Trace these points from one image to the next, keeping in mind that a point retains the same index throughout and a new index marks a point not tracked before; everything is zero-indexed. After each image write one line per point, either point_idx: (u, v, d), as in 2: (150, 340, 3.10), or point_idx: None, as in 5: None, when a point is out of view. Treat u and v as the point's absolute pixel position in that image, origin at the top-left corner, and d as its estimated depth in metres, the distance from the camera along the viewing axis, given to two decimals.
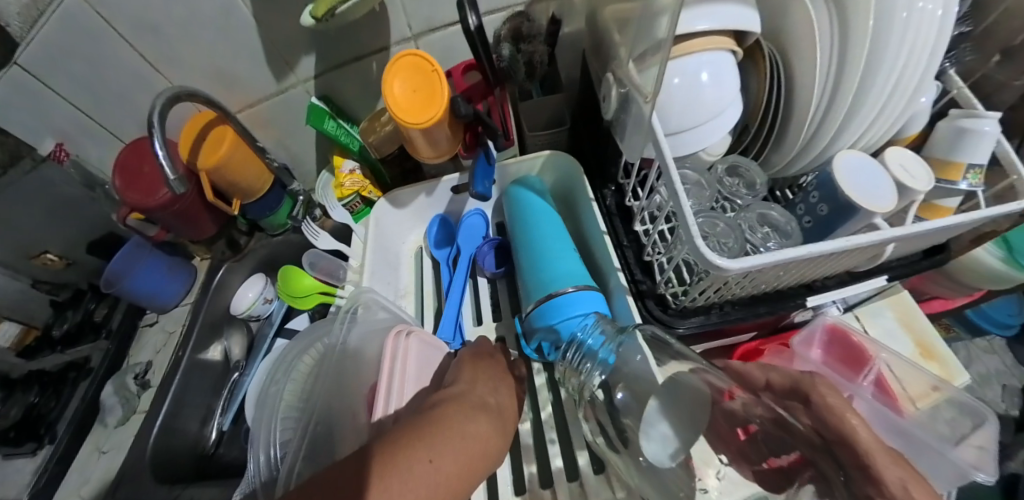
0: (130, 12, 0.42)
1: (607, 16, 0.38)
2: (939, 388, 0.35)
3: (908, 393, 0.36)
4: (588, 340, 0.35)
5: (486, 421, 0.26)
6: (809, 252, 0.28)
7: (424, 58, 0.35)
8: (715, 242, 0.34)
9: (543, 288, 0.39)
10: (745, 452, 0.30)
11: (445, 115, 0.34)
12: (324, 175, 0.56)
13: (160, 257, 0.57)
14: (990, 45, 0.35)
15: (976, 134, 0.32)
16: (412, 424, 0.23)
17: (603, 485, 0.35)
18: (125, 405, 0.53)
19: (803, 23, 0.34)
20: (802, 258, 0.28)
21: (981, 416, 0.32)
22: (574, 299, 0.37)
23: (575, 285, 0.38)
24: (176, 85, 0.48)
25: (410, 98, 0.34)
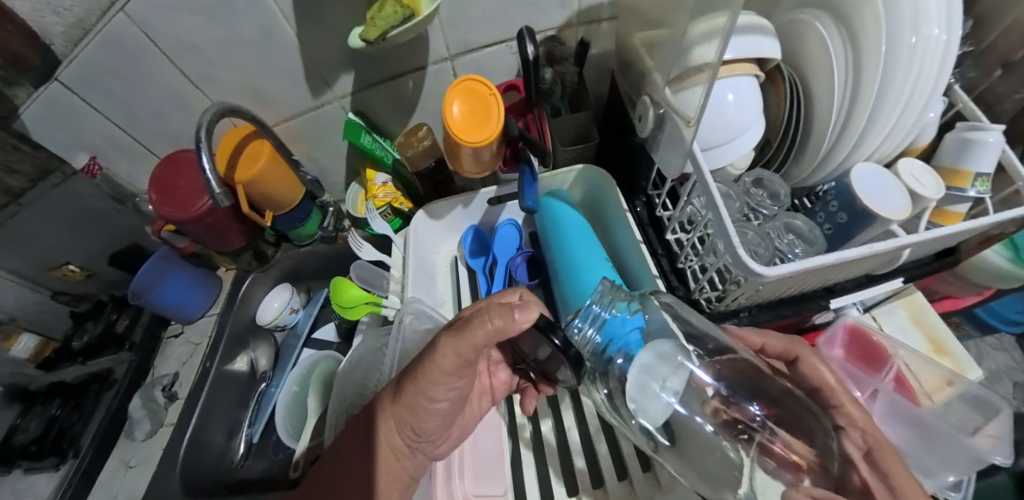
0: (175, 33, 0.43)
1: (637, 42, 0.41)
2: (953, 382, 0.37)
3: (923, 388, 0.38)
4: (604, 314, 0.35)
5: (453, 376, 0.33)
6: (838, 259, 0.30)
7: (480, 82, 0.38)
8: (747, 249, 0.36)
9: (581, 298, 0.41)
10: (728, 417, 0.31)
11: (497, 136, 0.37)
12: (354, 187, 0.58)
13: (187, 270, 0.57)
14: (989, 59, 0.40)
15: (981, 144, 0.35)
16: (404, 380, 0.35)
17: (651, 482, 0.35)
18: (153, 417, 0.52)
19: (822, 51, 0.39)
20: (833, 263, 0.30)
21: (993, 408, 0.35)
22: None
23: None
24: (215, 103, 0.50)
25: (467, 117, 0.37)
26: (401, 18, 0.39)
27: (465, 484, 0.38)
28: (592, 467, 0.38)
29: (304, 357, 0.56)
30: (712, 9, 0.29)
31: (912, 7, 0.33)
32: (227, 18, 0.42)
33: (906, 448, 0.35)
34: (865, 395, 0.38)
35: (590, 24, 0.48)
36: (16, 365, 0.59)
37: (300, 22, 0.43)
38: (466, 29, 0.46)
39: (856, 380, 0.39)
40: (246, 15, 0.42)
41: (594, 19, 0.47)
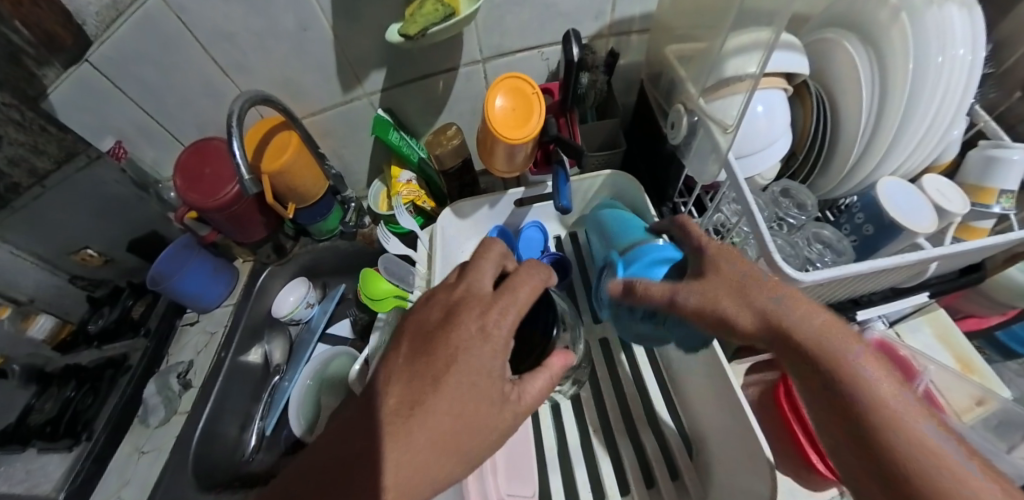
0: (215, 22, 0.44)
1: (670, 54, 0.42)
2: (983, 402, 0.38)
3: (953, 408, 0.39)
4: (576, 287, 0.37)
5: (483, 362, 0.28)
6: (871, 267, 0.30)
7: (523, 80, 0.39)
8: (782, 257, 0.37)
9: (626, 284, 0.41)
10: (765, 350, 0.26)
11: (536, 135, 0.37)
12: (376, 184, 0.58)
13: (206, 260, 0.58)
14: (1009, 82, 0.40)
15: (1005, 162, 0.36)
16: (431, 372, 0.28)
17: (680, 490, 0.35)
18: (167, 405, 0.52)
19: (849, 68, 0.39)
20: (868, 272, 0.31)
21: None
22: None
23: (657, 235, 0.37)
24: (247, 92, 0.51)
25: (509, 113, 0.37)
26: (441, 15, 0.40)
27: (499, 482, 0.35)
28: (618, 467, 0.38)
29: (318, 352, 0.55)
30: (753, 18, 0.30)
31: (937, 27, 0.34)
32: (266, 10, 0.43)
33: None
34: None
35: (620, 35, 0.49)
36: (32, 347, 0.59)
37: (338, 17, 0.44)
38: (501, 33, 0.47)
39: None
40: (284, 6, 0.43)
41: (626, 30, 0.48)
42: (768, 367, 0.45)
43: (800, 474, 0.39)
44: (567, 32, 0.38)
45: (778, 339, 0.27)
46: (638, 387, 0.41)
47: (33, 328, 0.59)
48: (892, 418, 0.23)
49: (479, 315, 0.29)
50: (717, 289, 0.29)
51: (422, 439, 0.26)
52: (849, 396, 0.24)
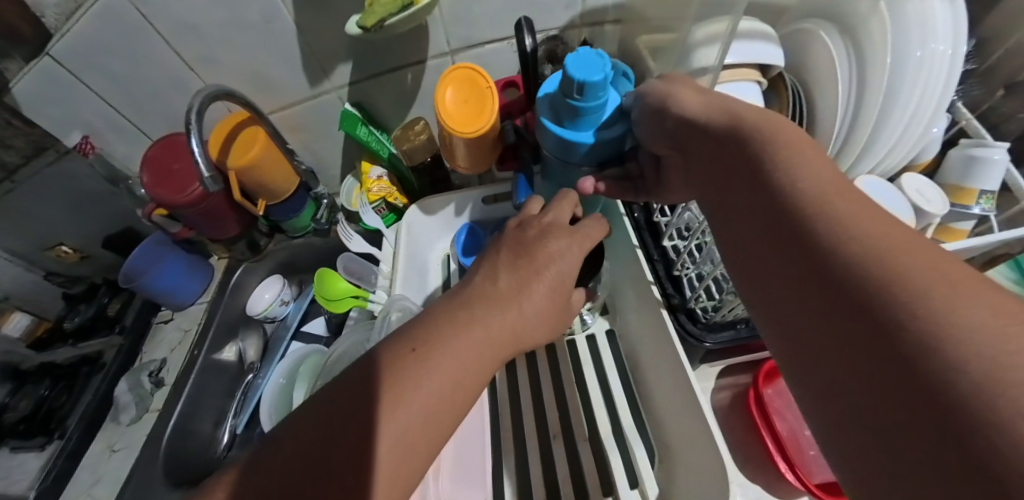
0: (175, 13, 0.43)
1: (642, 46, 0.40)
2: None
3: None
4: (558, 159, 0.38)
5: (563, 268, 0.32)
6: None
7: (477, 71, 0.36)
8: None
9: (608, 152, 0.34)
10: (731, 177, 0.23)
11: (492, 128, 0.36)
12: (348, 180, 0.57)
13: (179, 257, 0.57)
14: (994, 79, 0.39)
15: (986, 161, 0.35)
16: (523, 260, 0.31)
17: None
18: (139, 403, 0.51)
19: (826, 63, 0.38)
20: None
21: None
22: (597, 97, 0.31)
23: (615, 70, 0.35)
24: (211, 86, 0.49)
25: (462, 107, 0.35)
26: (398, 6, 0.38)
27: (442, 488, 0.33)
28: (579, 473, 0.37)
29: (292, 349, 0.55)
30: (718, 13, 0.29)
31: (919, 21, 0.33)
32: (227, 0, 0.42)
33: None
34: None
35: (594, 26, 0.46)
36: (7, 344, 0.59)
37: (300, 8, 0.43)
38: (469, 23, 0.45)
39: None
40: None
41: (599, 21, 0.46)
42: (742, 369, 0.43)
43: (769, 481, 0.38)
44: (518, 21, 0.36)
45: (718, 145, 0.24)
46: (603, 390, 0.40)
47: (8, 326, 0.58)
48: (796, 182, 0.19)
49: (564, 240, 0.33)
50: (664, 87, 0.29)
51: (504, 324, 0.27)
52: (767, 171, 0.21)
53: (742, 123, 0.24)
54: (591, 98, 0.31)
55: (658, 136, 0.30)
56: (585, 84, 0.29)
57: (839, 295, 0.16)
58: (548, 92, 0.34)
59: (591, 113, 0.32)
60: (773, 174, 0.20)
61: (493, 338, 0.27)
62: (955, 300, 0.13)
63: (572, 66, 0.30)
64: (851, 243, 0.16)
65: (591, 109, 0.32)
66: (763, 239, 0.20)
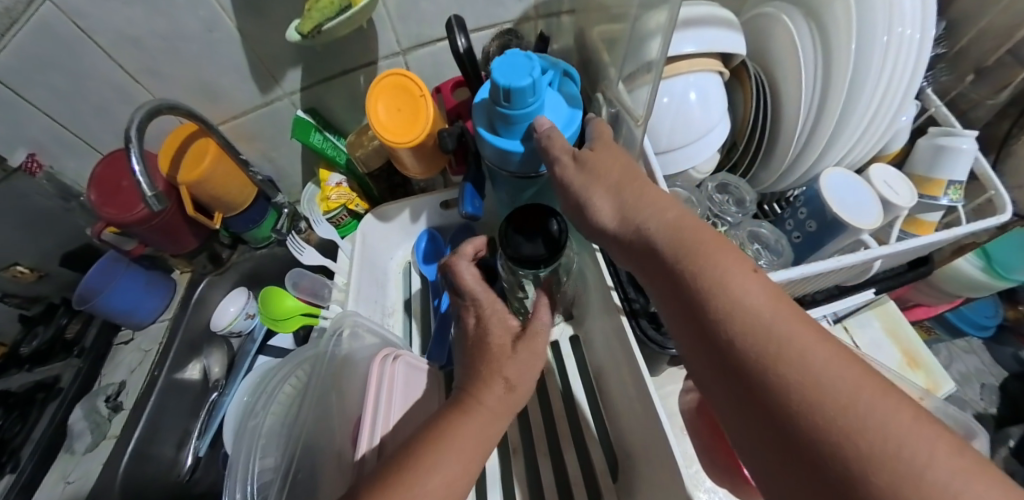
0: (112, 25, 0.40)
1: (595, 37, 0.37)
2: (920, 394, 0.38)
3: None
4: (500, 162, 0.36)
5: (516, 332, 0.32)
6: (801, 275, 0.30)
7: (411, 78, 0.35)
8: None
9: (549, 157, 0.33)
10: (665, 286, 0.24)
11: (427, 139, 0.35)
12: (309, 188, 0.54)
13: (136, 274, 0.55)
14: (962, 65, 0.38)
15: (954, 151, 0.34)
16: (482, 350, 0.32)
17: None
18: (95, 430, 0.51)
19: (789, 49, 0.36)
20: (794, 277, 0.30)
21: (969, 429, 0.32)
22: (526, 104, 0.29)
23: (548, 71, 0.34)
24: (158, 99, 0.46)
25: (395, 117, 0.34)
26: (337, 9, 0.36)
27: None
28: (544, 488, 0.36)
29: (258, 364, 0.53)
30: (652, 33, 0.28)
31: (885, 2, 0.30)
32: (166, 9, 0.39)
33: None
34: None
35: (549, 17, 0.45)
36: None
37: (241, 14, 0.41)
38: (418, 21, 0.42)
39: None
40: (178, 5, 0.39)
41: (553, 11, 0.44)
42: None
43: None
44: (449, 21, 0.35)
45: (643, 246, 0.25)
46: (567, 400, 0.39)
47: None
48: (728, 294, 0.20)
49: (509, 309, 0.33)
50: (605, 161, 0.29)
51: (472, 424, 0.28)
52: (697, 275, 0.22)
53: (672, 221, 0.24)
54: (520, 105, 0.29)
55: (594, 229, 0.29)
56: (512, 92, 0.28)
57: (786, 434, 0.17)
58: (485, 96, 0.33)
59: (525, 118, 0.31)
60: (705, 279, 0.21)
61: (471, 436, 0.27)
62: (904, 453, 0.15)
63: (499, 72, 0.28)
64: (793, 373, 0.18)
65: (524, 115, 0.30)
66: (710, 364, 0.21)
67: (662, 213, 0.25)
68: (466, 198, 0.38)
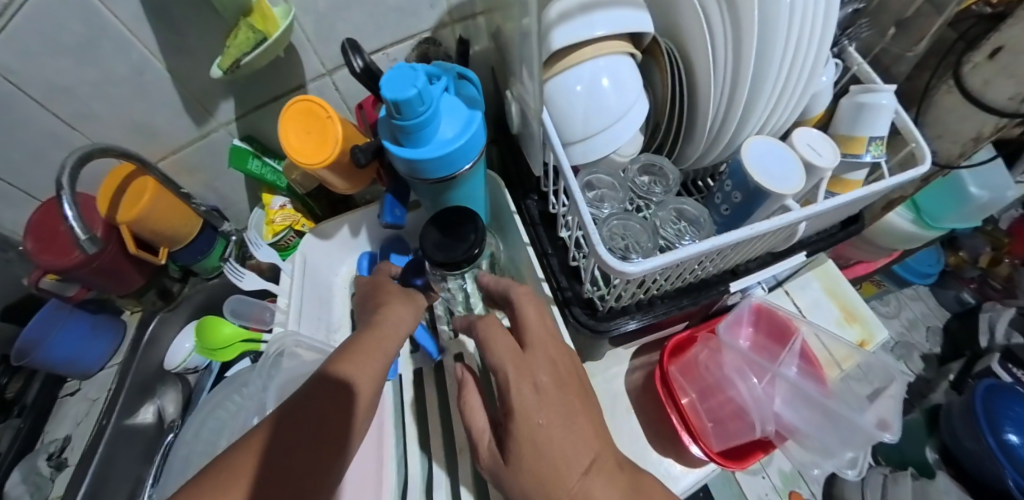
0: (40, 76, 0.38)
1: (508, 35, 0.38)
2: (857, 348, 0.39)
3: (834, 357, 0.40)
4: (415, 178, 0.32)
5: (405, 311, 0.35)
6: (723, 241, 0.29)
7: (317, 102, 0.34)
8: (617, 240, 0.35)
9: (458, 162, 0.29)
10: None
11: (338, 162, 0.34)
12: (257, 211, 0.53)
13: (81, 319, 0.53)
14: (883, 17, 0.38)
15: (876, 107, 0.35)
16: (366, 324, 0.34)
17: None
18: (34, 493, 0.47)
19: (693, 18, 0.35)
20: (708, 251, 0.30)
21: (887, 373, 0.37)
22: (420, 113, 0.26)
23: (444, 74, 0.30)
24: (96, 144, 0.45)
25: (305, 137, 0.33)
26: (254, 44, 0.35)
27: None
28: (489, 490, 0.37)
29: None
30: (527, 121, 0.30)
31: None
32: (96, 55, 0.38)
33: (806, 430, 0.35)
34: (764, 381, 0.37)
35: (465, 21, 0.45)
36: None
37: (167, 53, 0.40)
38: (337, 40, 0.43)
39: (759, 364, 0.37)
40: (108, 52, 0.38)
41: (469, 15, 0.45)
42: (653, 348, 0.42)
43: (679, 451, 0.37)
44: (345, 41, 0.33)
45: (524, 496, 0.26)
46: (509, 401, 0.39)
47: None
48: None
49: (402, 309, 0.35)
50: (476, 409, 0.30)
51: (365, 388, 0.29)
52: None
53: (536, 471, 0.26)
54: (412, 116, 0.26)
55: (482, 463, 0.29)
56: (398, 103, 0.24)
57: None
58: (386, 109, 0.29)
59: (424, 128, 0.27)
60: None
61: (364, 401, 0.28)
62: None
63: (384, 83, 0.25)
64: None
65: (422, 126, 0.27)
66: None
67: (532, 469, 0.26)
68: (385, 209, 0.38)
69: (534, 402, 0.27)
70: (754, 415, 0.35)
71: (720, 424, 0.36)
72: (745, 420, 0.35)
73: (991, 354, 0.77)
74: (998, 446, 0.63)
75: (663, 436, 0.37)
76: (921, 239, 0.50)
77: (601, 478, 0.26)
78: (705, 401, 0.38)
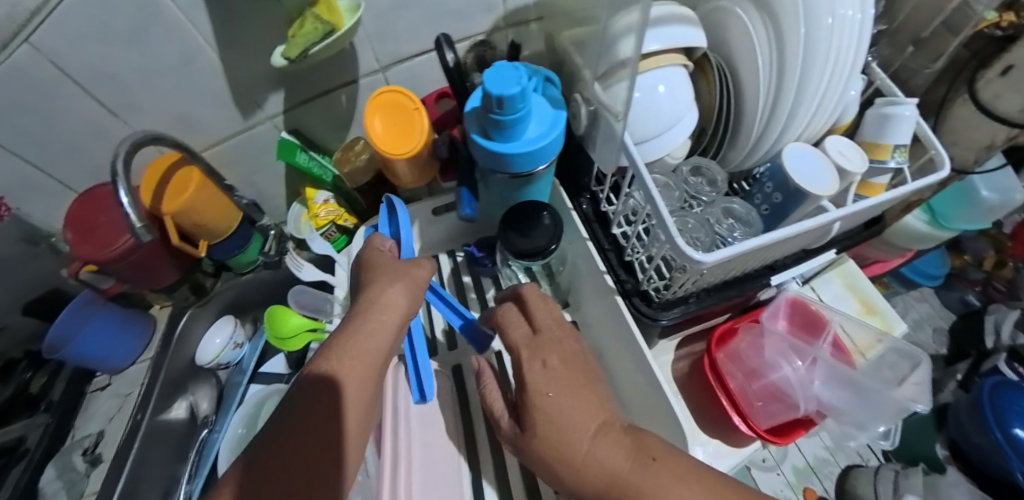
0: (89, 62, 0.37)
1: (565, 40, 0.40)
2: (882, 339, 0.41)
3: (857, 347, 0.42)
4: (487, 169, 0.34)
5: (402, 283, 0.32)
6: (775, 237, 0.31)
7: (403, 93, 0.36)
8: None
9: (538, 159, 0.31)
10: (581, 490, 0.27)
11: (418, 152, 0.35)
12: (297, 207, 0.54)
13: (112, 314, 0.52)
14: (901, 37, 0.42)
15: (898, 118, 0.38)
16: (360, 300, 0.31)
17: None
18: (71, 490, 0.47)
19: (744, 41, 0.39)
20: (763, 244, 0.31)
21: (914, 358, 0.39)
22: (518, 110, 0.27)
23: (531, 76, 0.32)
24: (143, 131, 0.44)
25: (390, 130, 0.35)
26: (321, 33, 0.36)
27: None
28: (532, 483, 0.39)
29: (250, 395, 0.52)
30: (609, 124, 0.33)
31: None
32: (144, 42, 0.37)
33: (842, 408, 0.36)
34: (807, 363, 0.38)
35: (518, 26, 0.48)
36: None
37: (223, 45, 0.40)
38: (393, 40, 0.44)
39: (798, 348, 0.39)
40: (161, 39, 0.38)
41: (523, 20, 0.47)
42: (697, 339, 0.44)
43: (726, 434, 0.38)
44: (436, 38, 0.36)
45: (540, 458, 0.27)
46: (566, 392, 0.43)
47: None
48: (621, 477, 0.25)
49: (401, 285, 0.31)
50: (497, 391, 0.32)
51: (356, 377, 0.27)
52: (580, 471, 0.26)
53: (558, 439, 0.26)
54: (511, 113, 0.27)
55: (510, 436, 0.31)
56: (503, 99, 0.26)
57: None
58: (474, 105, 0.31)
59: (516, 125, 0.29)
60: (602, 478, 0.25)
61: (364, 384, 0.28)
62: None
63: (488, 81, 0.26)
64: None
65: (514, 123, 0.28)
66: None
67: (551, 432, 0.26)
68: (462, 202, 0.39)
69: (544, 376, 0.29)
70: (798, 395, 0.36)
71: (766, 404, 0.37)
72: (787, 402, 0.37)
73: (996, 354, 0.70)
74: (1004, 440, 0.56)
75: (709, 420, 0.39)
76: (936, 239, 0.54)
77: (609, 442, 0.26)
78: (755, 382, 0.38)
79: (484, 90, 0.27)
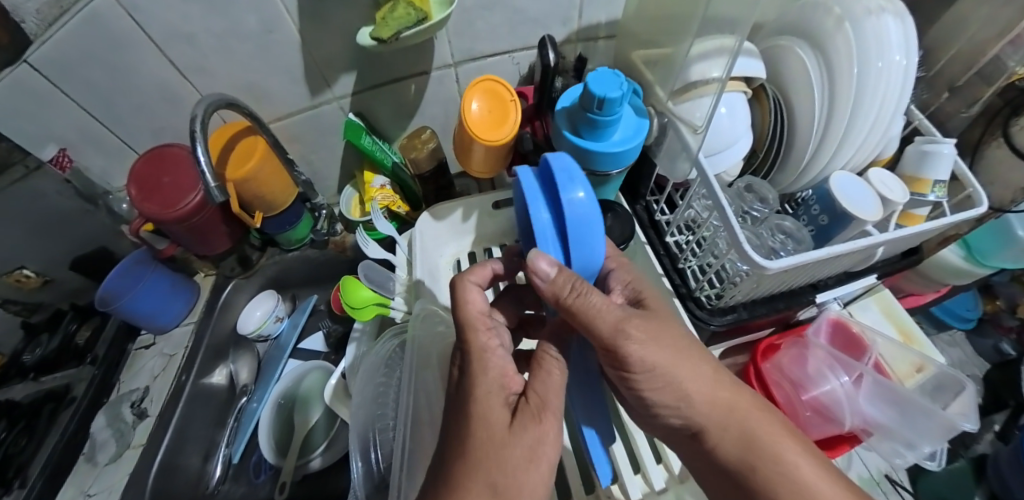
0: (166, 21, 0.38)
1: (634, 56, 0.43)
2: (922, 367, 0.44)
3: (897, 374, 0.45)
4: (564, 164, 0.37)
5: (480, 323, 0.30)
6: (830, 252, 0.34)
7: (500, 83, 0.39)
8: None
9: (618, 161, 0.33)
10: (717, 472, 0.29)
11: (503, 142, 0.37)
12: (348, 188, 0.57)
13: (162, 276, 0.54)
14: (939, 84, 0.46)
15: (937, 155, 0.41)
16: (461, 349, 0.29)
17: (640, 481, 0.41)
18: (119, 439, 0.52)
19: (801, 73, 0.42)
20: (820, 257, 0.34)
21: (959, 384, 0.42)
22: (614, 111, 0.30)
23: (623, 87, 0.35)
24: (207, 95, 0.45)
25: (485, 115, 0.38)
26: (412, 20, 0.37)
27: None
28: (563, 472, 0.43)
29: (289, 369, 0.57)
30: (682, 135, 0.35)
31: (876, 35, 0.37)
32: (227, 9, 0.38)
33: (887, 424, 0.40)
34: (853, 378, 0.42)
35: (587, 41, 0.51)
36: None
37: (305, 20, 0.41)
38: (471, 38, 0.46)
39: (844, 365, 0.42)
40: (243, 6, 0.38)
41: (592, 36, 0.50)
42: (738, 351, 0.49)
43: None
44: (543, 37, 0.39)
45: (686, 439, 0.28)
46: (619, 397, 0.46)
47: None
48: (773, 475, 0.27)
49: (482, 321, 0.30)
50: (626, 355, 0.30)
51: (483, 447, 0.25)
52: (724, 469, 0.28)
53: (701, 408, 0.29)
54: (606, 114, 0.30)
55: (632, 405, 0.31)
56: (604, 100, 0.29)
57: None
58: (566, 104, 0.34)
59: (606, 127, 0.31)
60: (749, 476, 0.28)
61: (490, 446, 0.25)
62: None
63: (591, 81, 0.29)
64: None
65: (606, 124, 0.31)
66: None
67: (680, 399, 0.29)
68: None
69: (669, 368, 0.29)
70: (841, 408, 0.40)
71: (815, 413, 0.41)
72: (830, 416, 0.41)
73: None
74: None
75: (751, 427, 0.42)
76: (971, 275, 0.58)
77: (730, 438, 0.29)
78: (802, 394, 0.42)
79: (586, 90, 0.30)
